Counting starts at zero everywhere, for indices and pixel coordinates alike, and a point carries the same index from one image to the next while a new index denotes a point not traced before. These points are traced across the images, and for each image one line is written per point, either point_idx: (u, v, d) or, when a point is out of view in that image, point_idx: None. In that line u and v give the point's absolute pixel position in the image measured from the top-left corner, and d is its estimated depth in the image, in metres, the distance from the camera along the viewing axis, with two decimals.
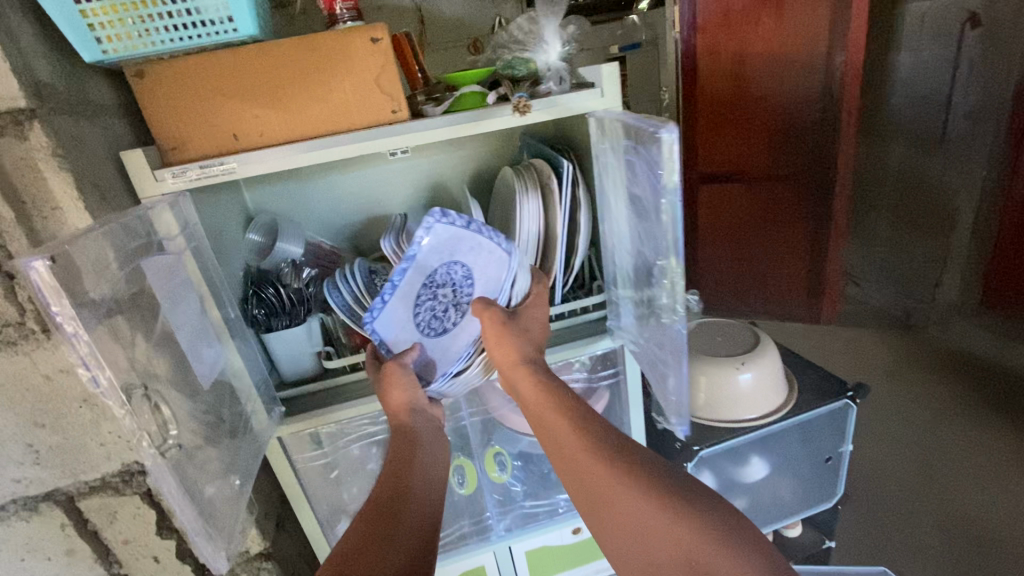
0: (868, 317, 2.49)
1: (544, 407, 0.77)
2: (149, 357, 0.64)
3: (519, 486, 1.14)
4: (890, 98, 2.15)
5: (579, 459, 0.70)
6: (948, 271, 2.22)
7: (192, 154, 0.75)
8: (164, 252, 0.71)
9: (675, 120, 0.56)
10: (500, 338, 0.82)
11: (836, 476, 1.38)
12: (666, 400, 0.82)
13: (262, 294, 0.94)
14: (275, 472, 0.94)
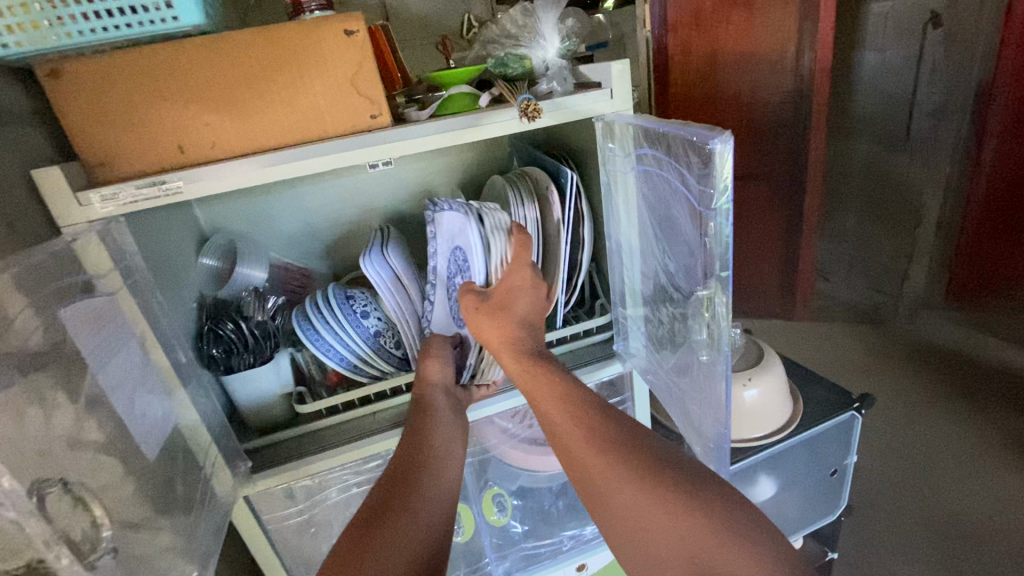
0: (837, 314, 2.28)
1: (569, 437, 0.67)
2: (77, 429, 0.51)
3: (519, 525, 1.05)
4: (858, 95, 1.91)
5: (605, 472, 0.61)
6: (914, 268, 2.08)
7: (129, 170, 0.62)
8: (94, 294, 0.58)
9: (726, 127, 0.46)
10: (488, 317, 0.76)
11: (840, 488, 1.33)
12: (698, 441, 0.73)
13: (219, 331, 0.79)
14: (245, 539, 0.81)
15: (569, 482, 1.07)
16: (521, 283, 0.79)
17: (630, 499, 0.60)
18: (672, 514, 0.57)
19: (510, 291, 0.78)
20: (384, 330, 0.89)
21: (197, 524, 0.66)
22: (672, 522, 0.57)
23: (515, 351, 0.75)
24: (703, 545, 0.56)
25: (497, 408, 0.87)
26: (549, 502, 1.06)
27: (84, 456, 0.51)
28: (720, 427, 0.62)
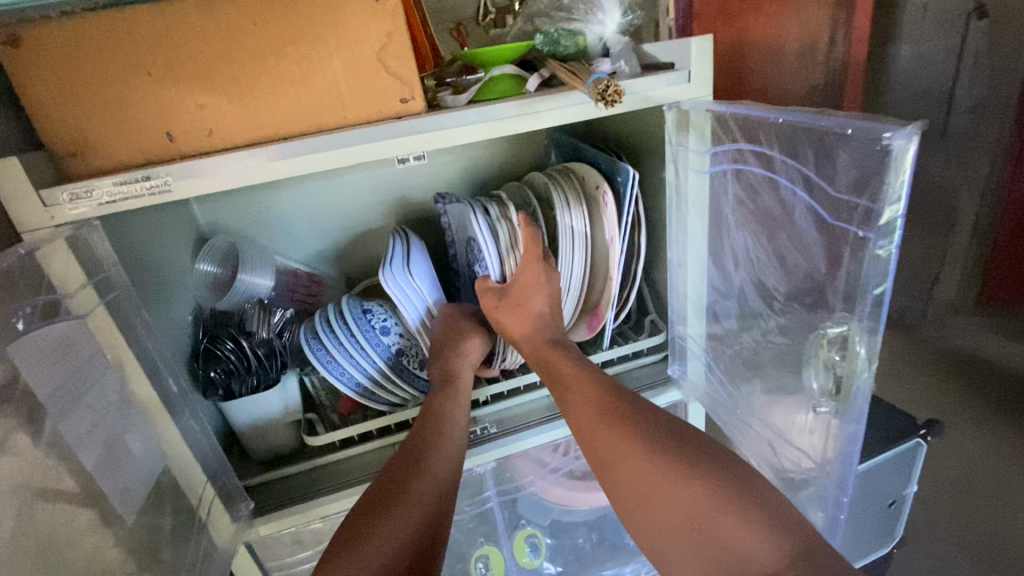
0: None
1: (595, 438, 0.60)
2: (55, 481, 0.43)
3: (553, 566, 0.94)
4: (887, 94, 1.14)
5: (630, 479, 0.55)
6: None
7: (108, 163, 0.50)
8: (57, 317, 0.47)
9: (917, 118, 0.32)
10: (508, 314, 0.71)
11: (895, 522, 1.21)
12: (787, 485, 0.62)
13: (217, 350, 0.69)
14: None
15: (605, 518, 0.95)
16: (535, 280, 0.70)
17: (644, 484, 0.54)
18: (675, 481, 0.53)
19: (534, 295, 0.70)
20: (406, 349, 0.76)
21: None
22: (690, 503, 0.51)
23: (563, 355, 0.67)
24: (722, 534, 0.49)
25: (537, 440, 0.76)
26: (583, 537, 0.96)
27: (62, 512, 0.43)
28: (832, 493, 0.51)
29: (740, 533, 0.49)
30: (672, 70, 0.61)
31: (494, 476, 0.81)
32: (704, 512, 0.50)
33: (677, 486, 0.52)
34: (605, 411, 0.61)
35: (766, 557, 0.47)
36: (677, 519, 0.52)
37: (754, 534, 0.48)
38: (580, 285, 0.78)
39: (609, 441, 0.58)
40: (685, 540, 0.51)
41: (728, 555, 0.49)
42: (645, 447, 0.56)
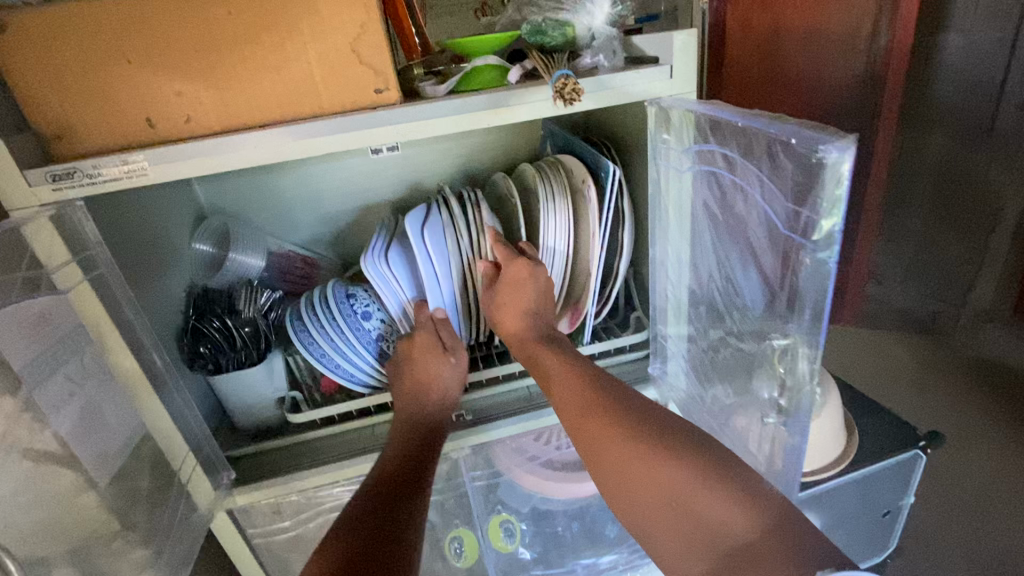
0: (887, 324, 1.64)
1: (582, 420, 0.62)
2: (37, 442, 0.47)
3: (529, 551, 0.95)
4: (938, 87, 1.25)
5: (614, 460, 0.59)
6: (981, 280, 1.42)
7: (90, 146, 0.52)
8: (39, 292, 0.50)
9: (853, 133, 0.32)
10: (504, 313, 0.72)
11: (890, 530, 1.18)
12: None
13: (204, 328, 0.72)
14: (221, 537, 0.74)
15: (587, 509, 0.95)
16: (522, 276, 0.70)
17: (623, 462, 0.58)
18: (654, 463, 0.56)
19: (523, 293, 0.70)
20: (387, 331, 0.79)
21: (161, 553, 0.59)
22: (669, 482, 0.55)
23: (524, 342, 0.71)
24: (700, 507, 0.53)
25: (513, 429, 0.77)
26: (564, 527, 0.97)
27: (43, 470, 0.47)
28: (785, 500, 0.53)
29: (717, 506, 0.52)
30: (656, 64, 0.59)
31: (471, 462, 0.82)
32: (684, 489, 0.54)
33: (658, 463, 0.56)
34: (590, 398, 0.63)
35: (743, 527, 0.51)
36: (657, 498, 0.56)
37: (729, 506, 0.52)
38: (563, 280, 0.78)
39: (597, 432, 0.61)
40: (663, 515, 0.56)
41: (704, 527, 0.53)
42: (625, 430, 0.59)
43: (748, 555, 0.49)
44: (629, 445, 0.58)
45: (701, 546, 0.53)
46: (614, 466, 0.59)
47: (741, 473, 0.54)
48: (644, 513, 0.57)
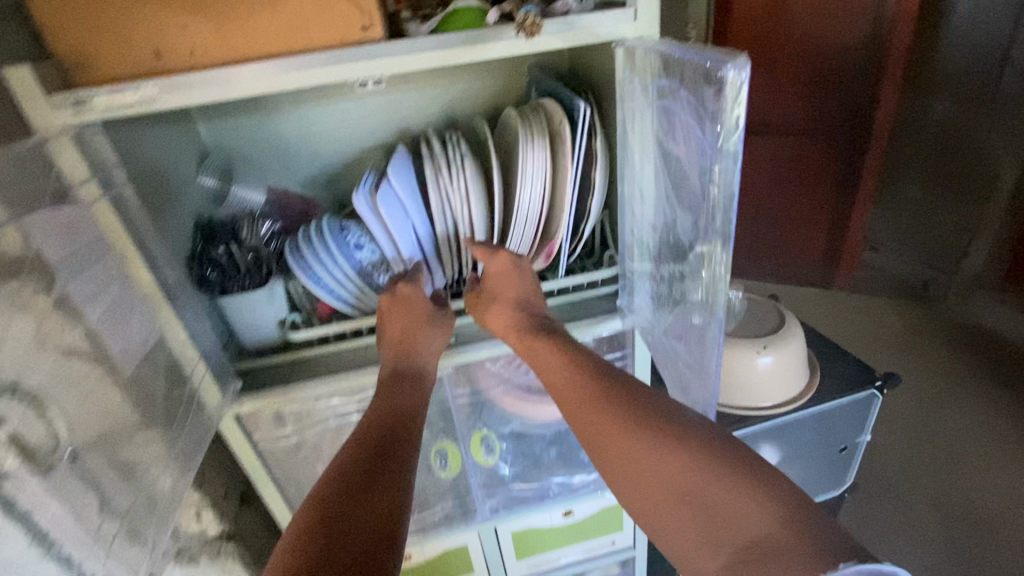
0: (883, 286, 2.26)
1: (590, 414, 0.71)
2: (68, 339, 0.54)
3: (507, 467, 1.05)
4: (942, 46, 1.85)
5: (623, 451, 0.67)
6: (976, 241, 1.97)
7: (103, 73, 0.58)
8: (70, 201, 0.57)
9: (747, 53, 0.40)
10: (488, 309, 0.81)
11: (847, 466, 1.28)
12: (685, 394, 0.76)
13: (211, 253, 0.79)
14: (228, 440, 0.82)
15: (563, 434, 1.06)
16: (503, 268, 0.81)
17: (631, 454, 0.66)
18: (664, 456, 0.64)
19: (507, 287, 0.80)
20: (380, 263, 0.86)
21: (177, 436, 0.69)
22: (678, 475, 0.62)
23: (520, 330, 0.79)
24: (710, 499, 0.59)
25: (490, 352, 0.86)
26: (542, 448, 1.07)
27: (73, 363, 0.55)
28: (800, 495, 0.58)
29: (729, 497, 0.58)
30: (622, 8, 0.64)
31: (454, 381, 0.91)
32: (698, 484, 0.61)
33: (667, 454, 0.63)
34: (600, 397, 0.71)
35: (758, 517, 0.56)
36: (670, 490, 0.62)
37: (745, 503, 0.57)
38: (539, 219, 0.85)
39: (606, 425, 0.69)
40: (674, 507, 0.62)
41: (716, 519, 0.58)
42: (639, 427, 0.67)
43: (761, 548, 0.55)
44: (638, 438, 0.66)
45: (716, 539, 0.58)
46: (624, 460, 0.66)
47: (747, 464, 0.60)
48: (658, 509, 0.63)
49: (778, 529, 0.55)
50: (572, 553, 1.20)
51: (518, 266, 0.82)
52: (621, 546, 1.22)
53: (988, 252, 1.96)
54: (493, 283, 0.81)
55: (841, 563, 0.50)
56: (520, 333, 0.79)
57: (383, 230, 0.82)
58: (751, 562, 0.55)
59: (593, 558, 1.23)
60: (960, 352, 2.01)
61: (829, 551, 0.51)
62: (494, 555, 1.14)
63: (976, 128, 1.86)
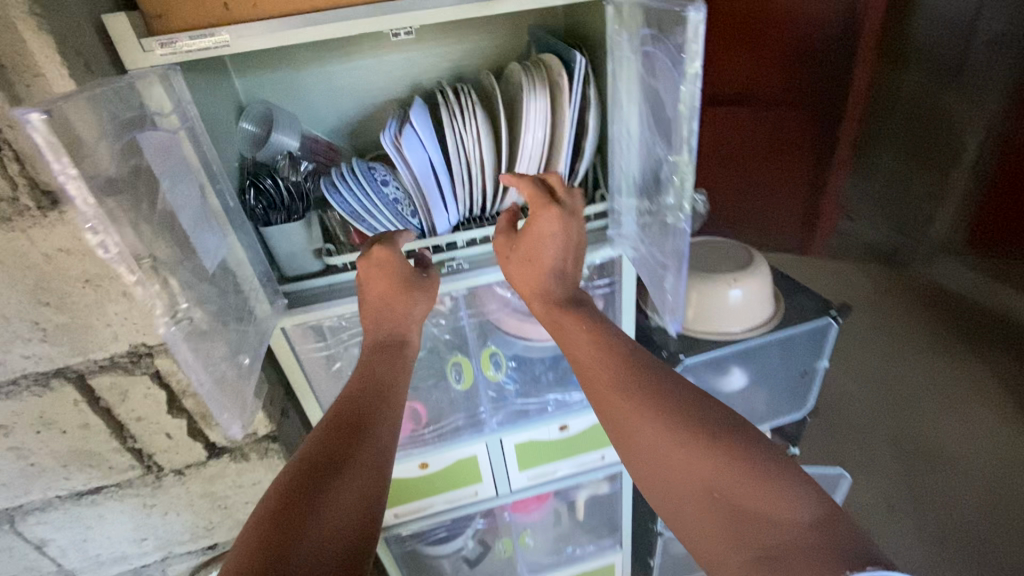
0: (857, 251, 2.38)
1: (624, 403, 0.79)
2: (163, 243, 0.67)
3: (513, 385, 1.23)
4: (915, 15, 1.89)
5: (653, 443, 0.74)
6: (939, 208, 2.12)
7: (181, 22, 0.69)
8: (158, 129, 0.70)
9: (705, 1, 0.57)
10: (518, 265, 0.93)
11: (809, 390, 1.45)
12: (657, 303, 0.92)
13: (259, 186, 0.92)
14: (284, 368, 0.99)
15: (560, 358, 1.24)
16: (548, 226, 0.90)
17: (660, 445, 0.74)
18: (696, 452, 0.71)
19: (544, 248, 0.92)
20: (404, 199, 0.98)
21: (247, 328, 0.84)
22: (704, 470, 0.69)
23: (545, 299, 0.94)
24: (739, 500, 0.66)
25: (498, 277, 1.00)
26: (541, 370, 1.24)
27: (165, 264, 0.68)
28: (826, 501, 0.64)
29: (760, 500, 0.65)
30: None
31: (465, 301, 1.10)
32: (737, 484, 0.67)
33: (698, 450, 0.70)
34: (634, 392, 0.79)
35: (783, 517, 0.63)
36: (697, 483, 0.70)
37: (781, 505, 0.64)
38: (541, 160, 0.97)
39: (637, 415, 0.77)
40: (701, 501, 0.69)
41: (740, 514, 0.66)
42: (680, 425, 0.73)
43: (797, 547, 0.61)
44: (671, 434, 0.73)
45: (738, 536, 0.65)
46: (655, 453, 0.74)
47: (779, 470, 0.67)
48: (691, 504, 0.70)
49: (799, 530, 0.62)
50: (565, 468, 1.33)
51: (568, 222, 0.91)
52: (609, 462, 1.37)
53: (951, 219, 2.09)
54: (530, 245, 0.92)
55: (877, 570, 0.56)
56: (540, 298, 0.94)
57: (407, 168, 0.93)
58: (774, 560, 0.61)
59: (584, 474, 1.37)
60: (914, 311, 2.33)
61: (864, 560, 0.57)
62: (500, 465, 1.28)
63: (946, 99, 1.95)
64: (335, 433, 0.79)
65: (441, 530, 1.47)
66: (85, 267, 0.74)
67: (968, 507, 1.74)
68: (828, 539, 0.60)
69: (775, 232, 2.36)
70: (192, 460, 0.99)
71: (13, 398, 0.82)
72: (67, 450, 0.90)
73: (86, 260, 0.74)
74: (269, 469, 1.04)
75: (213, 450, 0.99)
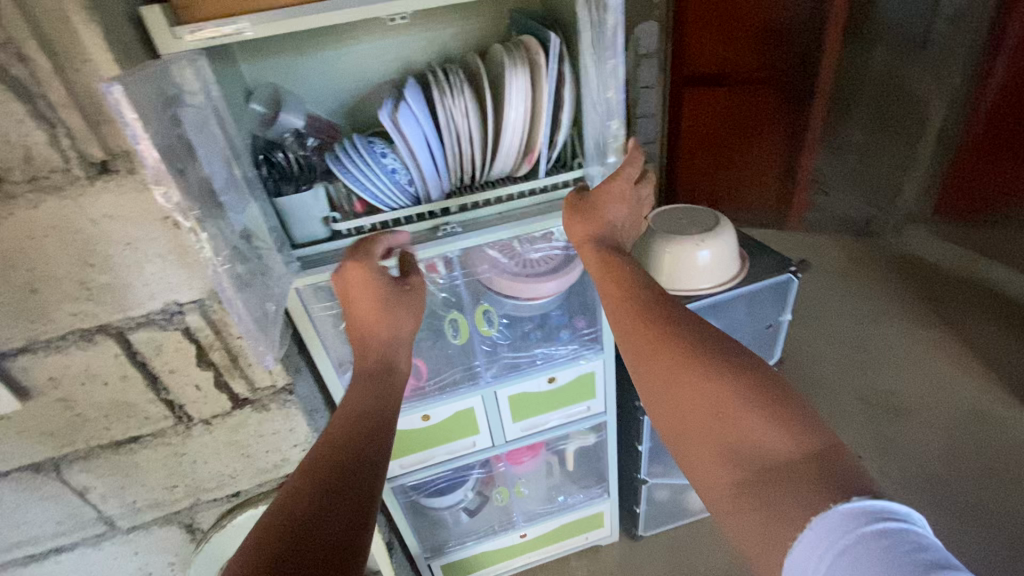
0: (830, 223, 2.68)
1: (641, 327, 0.82)
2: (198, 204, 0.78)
3: (504, 341, 1.38)
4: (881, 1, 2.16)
5: (664, 363, 0.76)
6: (908, 179, 2.45)
7: (204, 14, 0.78)
8: (187, 106, 0.81)
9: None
10: (581, 219, 0.99)
11: (773, 343, 1.62)
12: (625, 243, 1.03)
13: (272, 158, 1.05)
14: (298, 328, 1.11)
15: (547, 316, 1.38)
16: (620, 190, 1.01)
17: (678, 367, 0.75)
18: (709, 377, 0.72)
19: (611, 208, 1.01)
20: (401, 169, 1.08)
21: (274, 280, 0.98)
22: (716, 397, 0.71)
23: (594, 245, 0.97)
24: (743, 426, 0.68)
25: (488, 237, 1.12)
26: (530, 325, 1.38)
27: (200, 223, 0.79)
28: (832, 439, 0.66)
29: (760, 428, 0.67)
30: None
31: (458, 263, 1.24)
32: (739, 413, 0.69)
33: (708, 374, 0.72)
34: (651, 319, 0.81)
35: (782, 445, 0.66)
36: (705, 409, 0.71)
37: (776, 431, 0.67)
38: (522, 132, 1.08)
39: (653, 339, 0.79)
40: (706, 421, 0.71)
41: (742, 438, 0.68)
42: (701, 354, 0.74)
43: (787, 472, 0.64)
44: (687, 359, 0.75)
45: (738, 457, 0.68)
46: (669, 376, 0.75)
47: (788, 404, 0.69)
48: (694, 433, 0.73)
49: (796, 457, 0.64)
50: (556, 417, 1.45)
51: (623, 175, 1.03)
52: (595, 412, 1.49)
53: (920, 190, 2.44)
54: (604, 196, 1.01)
55: (853, 495, 0.59)
56: (593, 244, 0.97)
57: (403, 140, 1.03)
58: (766, 478, 0.65)
59: (573, 425, 1.49)
60: (882, 280, 2.49)
61: (848, 486, 0.60)
62: (495, 416, 1.39)
63: (909, 78, 2.28)
64: (328, 451, 0.79)
65: (440, 481, 1.59)
66: (127, 230, 0.86)
67: (929, 450, 1.90)
68: (820, 466, 0.63)
69: (755, 205, 2.52)
70: (218, 411, 1.10)
71: (61, 352, 0.93)
72: (108, 401, 1.01)
73: (126, 224, 0.85)
74: (287, 418, 1.15)
75: (237, 401, 1.10)
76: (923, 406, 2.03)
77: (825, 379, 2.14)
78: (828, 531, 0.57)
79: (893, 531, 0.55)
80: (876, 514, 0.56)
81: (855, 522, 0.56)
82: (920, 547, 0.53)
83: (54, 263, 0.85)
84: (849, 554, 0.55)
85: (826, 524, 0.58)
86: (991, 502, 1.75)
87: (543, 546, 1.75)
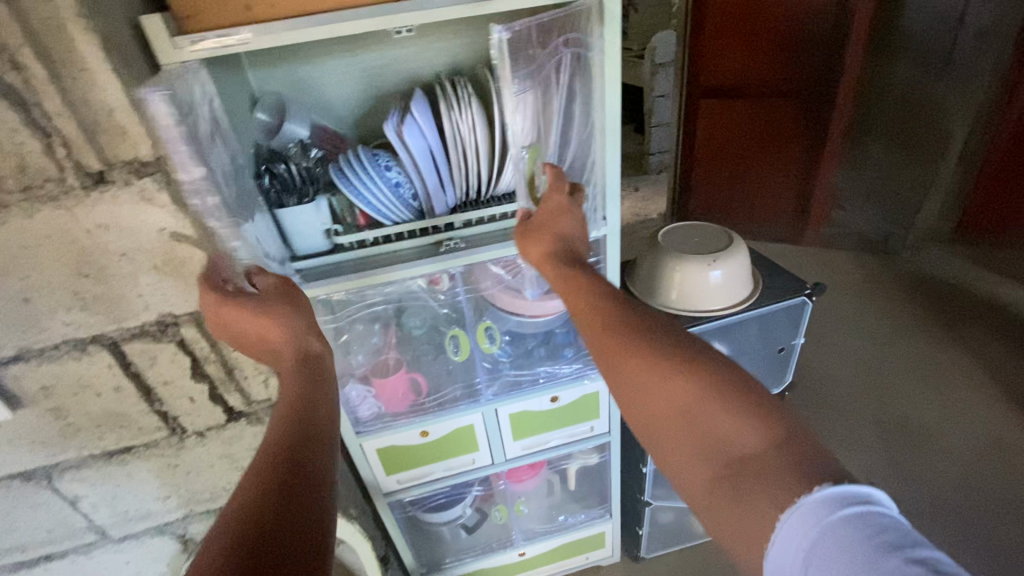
0: (849, 240, 2.57)
1: (603, 332, 0.78)
2: None
3: (507, 358, 1.34)
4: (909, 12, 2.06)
5: (631, 369, 0.72)
6: (930, 198, 2.40)
7: (208, 23, 0.76)
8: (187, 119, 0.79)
9: None
10: (534, 239, 0.94)
11: (786, 364, 1.58)
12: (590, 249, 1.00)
13: (274, 169, 1.00)
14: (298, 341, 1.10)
15: (551, 333, 1.34)
16: (562, 206, 0.96)
17: (648, 372, 0.70)
18: (672, 376, 0.69)
19: (562, 221, 0.96)
20: (405, 182, 1.06)
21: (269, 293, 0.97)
22: (682, 397, 0.67)
23: (553, 263, 0.91)
24: (711, 421, 0.65)
25: (491, 254, 1.08)
26: (534, 343, 1.34)
27: None
28: (797, 423, 0.63)
29: (726, 420, 0.64)
30: None
31: (462, 278, 1.21)
32: (704, 407, 0.65)
33: (675, 376, 0.68)
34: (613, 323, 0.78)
35: (749, 435, 0.62)
36: (672, 409, 0.68)
37: (743, 422, 0.63)
38: None
39: (617, 344, 0.75)
40: (674, 422, 0.68)
41: (711, 434, 0.64)
42: (663, 351, 0.71)
43: (753, 464, 0.60)
44: (650, 362, 0.71)
45: (710, 454, 0.64)
46: (635, 380, 0.72)
47: (752, 391, 0.65)
48: (666, 435, 0.69)
49: (767, 443, 0.61)
50: (558, 437, 1.42)
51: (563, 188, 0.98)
52: (598, 432, 1.45)
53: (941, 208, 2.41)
54: (551, 212, 0.96)
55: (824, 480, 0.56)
56: (554, 262, 0.91)
57: (407, 153, 1.01)
58: (740, 472, 0.61)
59: (575, 444, 1.45)
60: (902, 301, 2.40)
61: (818, 472, 0.57)
62: (495, 433, 1.36)
63: (934, 92, 2.20)
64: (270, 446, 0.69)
65: (439, 497, 1.56)
66: (123, 241, 0.84)
67: (947, 481, 1.83)
68: (791, 453, 0.59)
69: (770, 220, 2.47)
70: (212, 423, 1.08)
71: (53, 362, 0.91)
72: (100, 411, 0.99)
73: (121, 234, 0.84)
74: None
75: (232, 414, 1.08)
76: (942, 433, 1.96)
77: (838, 402, 2.08)
78: (797, 525, 0.54)
79: (859, 516, 0.52)
80: (844, 499, 0.53)
81: (834, 504, 0.53)
82: (885, 527, 0.51)
83: (47, 273, 0.84)
84: (827, 540, 0.52)
85: (807, 508, 0.54)
86: (1012, 538, 1.67)
87: (542, 566, 1.71)
